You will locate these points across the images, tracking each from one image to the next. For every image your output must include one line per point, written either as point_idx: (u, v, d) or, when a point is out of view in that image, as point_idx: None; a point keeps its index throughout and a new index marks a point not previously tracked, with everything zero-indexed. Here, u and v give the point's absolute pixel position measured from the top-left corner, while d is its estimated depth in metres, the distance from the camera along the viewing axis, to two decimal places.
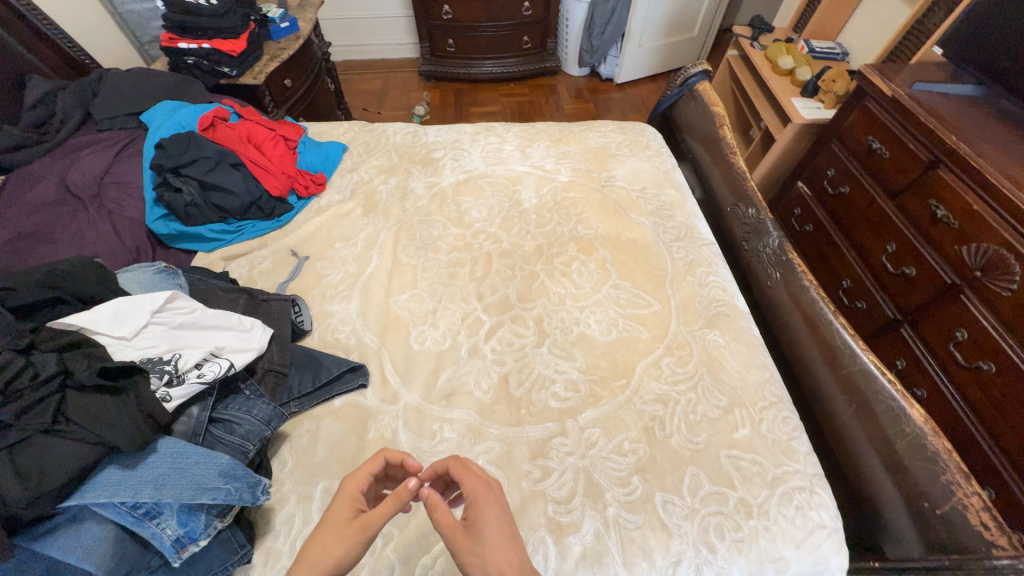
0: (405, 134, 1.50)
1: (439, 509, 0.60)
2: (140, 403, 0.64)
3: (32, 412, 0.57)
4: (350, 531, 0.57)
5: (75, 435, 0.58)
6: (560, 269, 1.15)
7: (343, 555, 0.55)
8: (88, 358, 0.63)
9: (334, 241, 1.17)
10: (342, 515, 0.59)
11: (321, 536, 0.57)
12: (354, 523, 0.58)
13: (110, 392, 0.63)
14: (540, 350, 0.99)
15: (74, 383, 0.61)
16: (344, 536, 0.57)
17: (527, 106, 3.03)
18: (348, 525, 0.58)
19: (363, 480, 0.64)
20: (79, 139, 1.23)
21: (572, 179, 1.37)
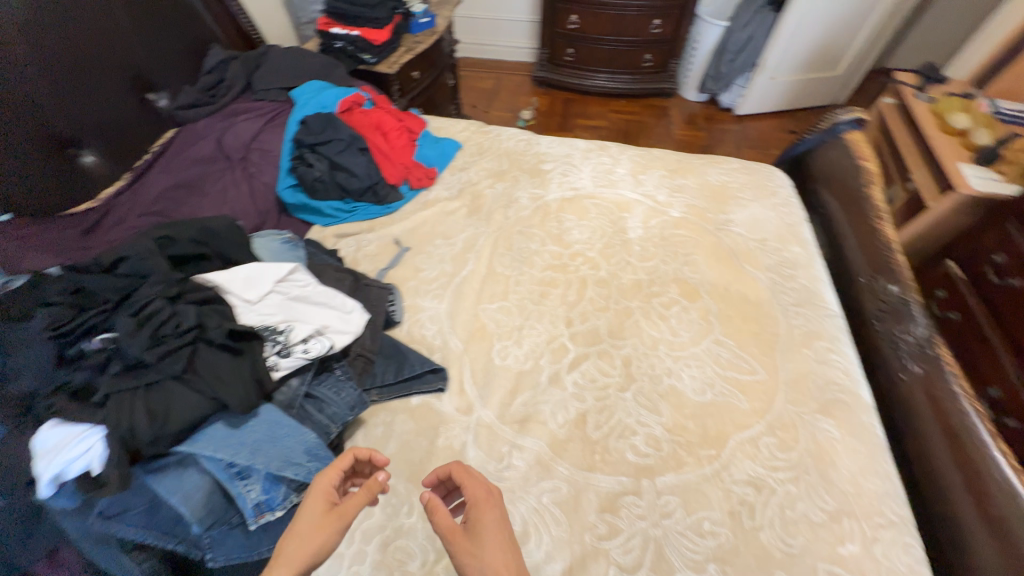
0: (518, 141, 1.50)
1: (440, 510, 0.61)
2: (253, 368, 0.67)
3: (170, 357, 0.63)
4: (327, 522, 0.58)
5: (197, 387, 0.63)
6: (658, 311, 1.07)
7: (322, 545, 0.56)
8: (220, 316, 0.69)
9: (435, 238, 1.19)
10: (318, 509, 0.60)
11: (300, 532, 0.57)
12: (329, 515, 0.59)
13: (232, 352, 0.67)
14: (625, 396, 0.93)
15: (205, 338, 0.66)
16: (320, 528, 0.58)
17: (635, 126, 2.93)
18: (324, 518, 0.59)
19: (335, 476, 0.64)
20: (238, 104, 1.36)
21: (684, 216, 1.28)
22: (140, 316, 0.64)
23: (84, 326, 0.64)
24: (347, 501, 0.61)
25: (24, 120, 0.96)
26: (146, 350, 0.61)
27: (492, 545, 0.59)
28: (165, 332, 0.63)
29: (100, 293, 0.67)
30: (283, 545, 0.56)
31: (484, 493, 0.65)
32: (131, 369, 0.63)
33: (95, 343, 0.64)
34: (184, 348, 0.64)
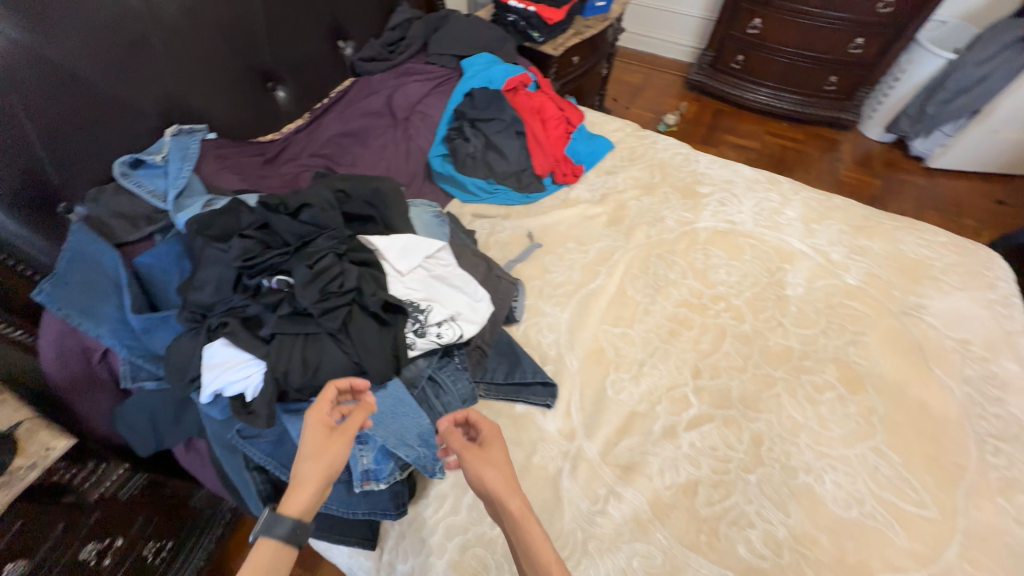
0: (675, 154, 1.37)
1: (454, 436, 0.63)
2: (395, 343, 0.69)
3: (329, 314, 0.66)
4: (333, 442, 0.55)
5: (346, 348, 0.66)
6: (807, 391, 0.91)
7: (336, 459, 0.54)
8: (375, 283, 0.71)
9: (568, 241, 1.13)
10: (320, 435, 0.55)
11: (305, 457, 0.54)
12: (333, 437, 0.56)
13: (380, 323, 0.69)
14: (748, 478, 0.80)
15: (360, 303, 0.69)
16: (324, 449, 0.54)
17: (791, 154, 2.54)
18: (328, 442, 0.55)
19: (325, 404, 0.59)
20: (412, 65, 1.40)
21: (861, 284, 1.07)
22: (314, 267, 0.68)
23: (269, 266, 0.71)
24: (348, 423, 0.57)
25: (241, 54, 1.07)
26: (314, 303, 0.65)
27: (496, 461, 0.60)
28: (332, 290, 0.67)
29: (287, 238, 0.73)
30: (296, 470, 0.53)
31: (490, 426, 0.64)
32: (297, 315, 0.67)
33: (273, 283, 0.70)
34: (342, 309, 0.67)
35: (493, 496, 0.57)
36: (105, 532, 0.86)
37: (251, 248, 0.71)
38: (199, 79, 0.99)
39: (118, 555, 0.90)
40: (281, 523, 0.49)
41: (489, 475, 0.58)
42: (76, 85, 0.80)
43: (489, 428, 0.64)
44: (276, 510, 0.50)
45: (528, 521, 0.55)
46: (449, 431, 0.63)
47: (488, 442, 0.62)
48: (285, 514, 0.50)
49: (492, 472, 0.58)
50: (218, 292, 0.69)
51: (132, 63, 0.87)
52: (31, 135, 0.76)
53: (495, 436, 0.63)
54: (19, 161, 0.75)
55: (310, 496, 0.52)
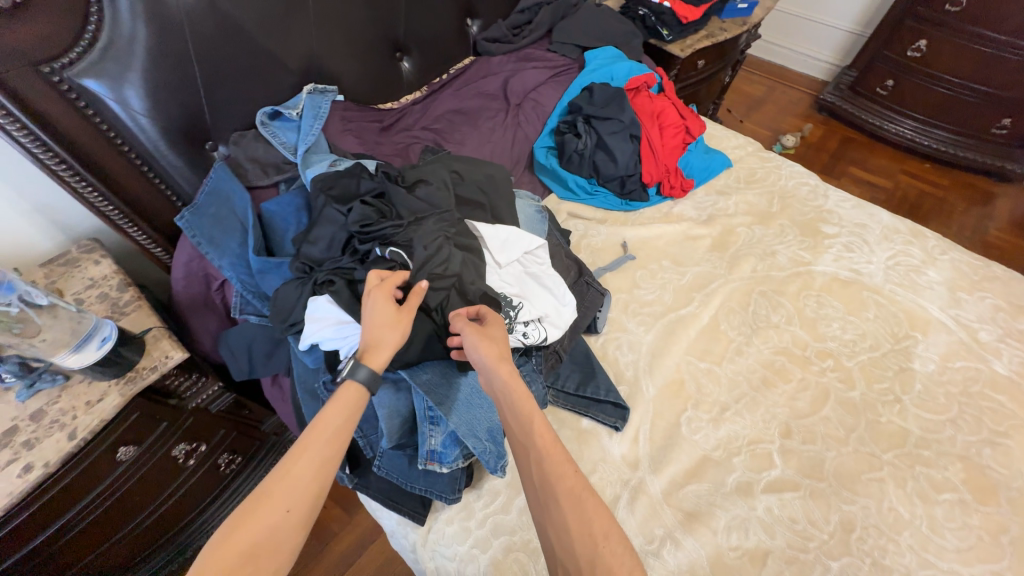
0: (800, 183, 1.23)
1: (460, 317, 0.65)
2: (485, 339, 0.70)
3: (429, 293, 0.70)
4: (403, 317, 0.62)
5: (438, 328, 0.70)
6: (919, 486, 0.78)
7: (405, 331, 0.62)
8: (476, 274, 0.73)
9: (665, 258, 1.06)
10: (391, 309, 0.61)
11: (377, 322, 0.60)
12: (401, 314, 0.62)
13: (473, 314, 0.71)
14: (829, 566, 0.71)
15: (458, 288, 0.71)
16: (396, 322, 0.61)
17: (930, 201, 2.19)
18: (398, 316, 0.62)
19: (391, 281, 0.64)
20: (533, 50, 1.37)
21: (1012, 376, 0.90)
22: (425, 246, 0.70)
23: (382, 236, 0.73)
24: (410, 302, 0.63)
25: (379, 24, 1.11)
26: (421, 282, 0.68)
27: (496, 338, 0.63)
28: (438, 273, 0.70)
29: (402, 213, 0.75)
30: (372, 336, 0.59)
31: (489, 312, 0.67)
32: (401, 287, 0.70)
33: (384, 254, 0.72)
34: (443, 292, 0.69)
35: (487, 362, 0.60)
36: (193, 437, 0.96)
37: (369, 215, 0.74)
38: (339, 42, 1.04)
39: (200, 459, 1.00)
40: (361, 369, 0.56)
41: (487, 346, 0.61)
42: (239, 36, 0.86)
43: (486, 312, 0.67)
44: (357, 359, 0.57)
45: (514, 381, 0.59)
46: (456, 317, 0.66)
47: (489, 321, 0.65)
48: (367, 367, 0.57)
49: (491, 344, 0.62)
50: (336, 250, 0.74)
51: (287, 21, 0.92)
52: (195, 77, 0.84)
53: (490, 318, 0.66)
54: (182, 99, 0.83)
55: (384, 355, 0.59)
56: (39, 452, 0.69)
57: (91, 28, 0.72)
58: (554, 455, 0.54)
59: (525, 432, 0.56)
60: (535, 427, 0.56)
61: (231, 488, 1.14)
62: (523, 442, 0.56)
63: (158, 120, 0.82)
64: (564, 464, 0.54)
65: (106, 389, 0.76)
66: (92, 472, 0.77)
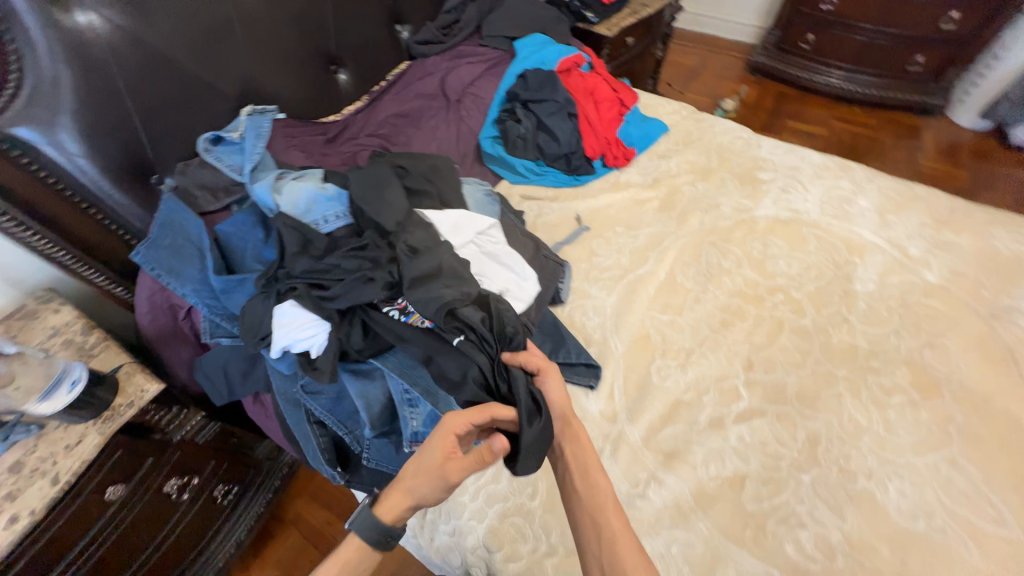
0: (734, 138, 1.30)
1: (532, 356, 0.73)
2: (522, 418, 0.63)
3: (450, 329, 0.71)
4: (438, 476, 0.56)
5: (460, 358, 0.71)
6: (872, 393, 0.85)
7: (434, 490, 0.57)
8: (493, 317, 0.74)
9: (618, 224, 1.11)
10: (441, 456, 0.57)
11: (421, 474, 0.57)
12: (442, 469, 0.56)
13: (530, 408, 0.65)
14: (801, 478, 0.76)
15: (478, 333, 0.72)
16: (430, 475, 0.57)
17: (864, 142, 2.32)
18: (436, 470, 0.56)
19: (462, 425, 0.59)
20: (465, 47, 1.41)
21: (942, 282, 0.98)
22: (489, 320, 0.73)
23: (432, 298, 0.70)
24: (461, 460, 0.58)
25: (310, 40, 1.13)
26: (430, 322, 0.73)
27: (564, 382, 0.70)
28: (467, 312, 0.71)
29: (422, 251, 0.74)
30: (410, 482, 0.57)
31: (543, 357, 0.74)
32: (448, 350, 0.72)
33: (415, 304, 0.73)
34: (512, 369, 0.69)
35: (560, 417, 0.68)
36: (183, 470, 0.96)
37: (426, 275, 0.72)
38: (272, 62, 1.06)
39: (194, 492, 1.00)
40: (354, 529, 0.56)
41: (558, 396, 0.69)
42: (169, 69, 0.87)
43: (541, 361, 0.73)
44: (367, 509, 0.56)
45: (587, 450, 0.65)
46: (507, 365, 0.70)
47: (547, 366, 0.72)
48: (373, 519, 0.56)
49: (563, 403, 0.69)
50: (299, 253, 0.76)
51: (216, 47, 0.94)
52: (130, 113, 0.84)
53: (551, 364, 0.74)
54: (120, 136, 0.84)
55: (401, 509, 0.57)
56: (24, 501, 0.69)
57: (14, 76, 0.72)
58: (620, 532, 0.57)
59: (598, 514, 0.58)
60: (612, 522, 0.58)
61: (231, 520, 1.13)
62: (598, 520, 0.58)
63: (98, 160, 0.82)
64: (635, 553, 0.56)
65: (85, 430, 0.76)
66: (80, 516, 0.77)
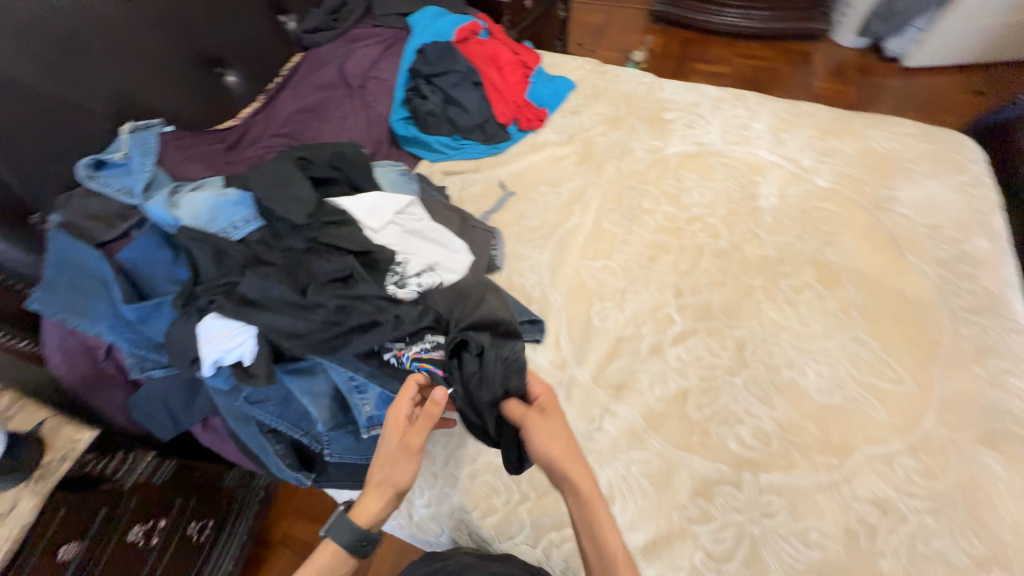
0: (638, 84, 1.35)
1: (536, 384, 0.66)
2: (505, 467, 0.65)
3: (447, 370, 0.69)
4: (397, 460, 0.61)
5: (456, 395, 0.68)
6: (785, 295, 0.94)
7: (398, 474, 0.61)
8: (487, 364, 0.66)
9: (541, 184, 1.14)
10: (394, 441, 0.62)
11: (382, 462, 0.62)
12: (397, 451, 0.62)
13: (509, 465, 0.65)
14: (734, 381, 0.84)
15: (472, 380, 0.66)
16: (395, 463, 0.61)
17: (764, 74, 2.47)
18: (394, 452, 0.62)
19: (405, 408, 0.63)
20: (359, 29, 1.36)
21: (833, 186, 1.08)
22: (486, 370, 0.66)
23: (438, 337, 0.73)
24: (411, 436, 0.61)
25: (187, 44, 1.06)
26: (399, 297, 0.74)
27: (554, 434, 0.60)
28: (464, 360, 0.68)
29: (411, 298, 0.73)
30: (381, 473, 0.63)
31: (547, 388, 0.66)
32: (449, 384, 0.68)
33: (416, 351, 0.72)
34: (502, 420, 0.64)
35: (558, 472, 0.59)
36: (144, 515, 0.91)
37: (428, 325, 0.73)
38: (144, 71, 0.98)
39: (163, 536, 0.96)
40: (335, 526, 0.62)
41: (551, 449, 0.59)
42: (19, 94, 0.80)
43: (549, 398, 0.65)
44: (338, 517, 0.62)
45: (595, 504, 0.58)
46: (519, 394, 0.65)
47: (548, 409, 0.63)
48: (348, 523, 0.62)
49: (561, 449, 0.59)
50: (215, 265, 0.74)
51: (75, 62, 0.86)
52: None
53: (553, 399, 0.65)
54: None
55: (376, 502, 0.62)
56: None
57: None
58: None
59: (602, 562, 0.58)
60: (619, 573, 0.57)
61: (212, 556, 1.10)
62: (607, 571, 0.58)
63: None
64: None
65: (16, 496, 0.70)
66: None
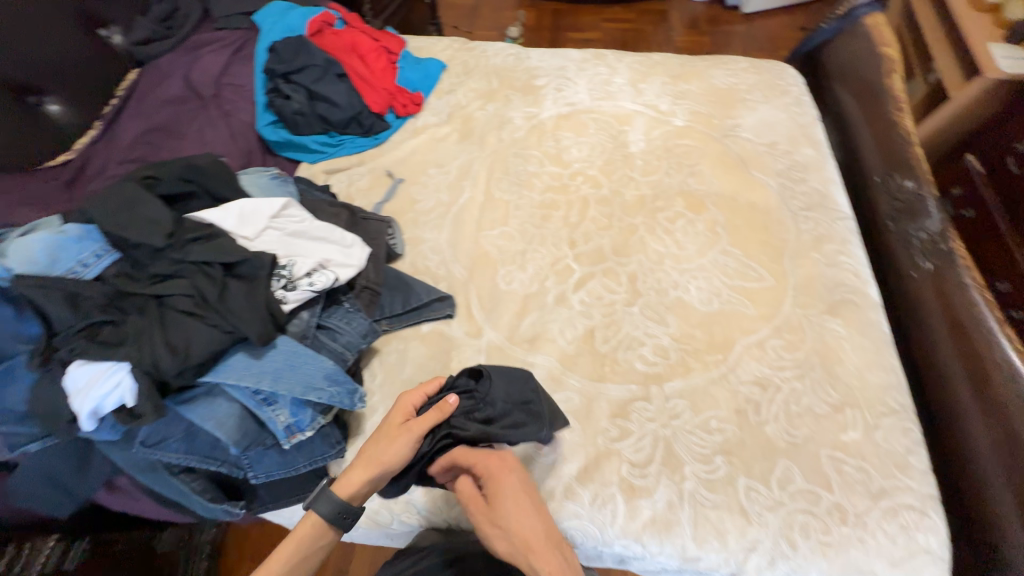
0: (506, 56, 1.38)
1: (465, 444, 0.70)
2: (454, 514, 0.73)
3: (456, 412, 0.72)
4: (394, 440, 0.66)
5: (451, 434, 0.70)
6: (662, 226, 1.04)
7: (393, 447, 0.65)
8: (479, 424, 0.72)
9: (428, 166, 1.14)
10: (399, 420, 0.69)
11: (379, 438, 0.66)
12: (398, 432, 0.67)
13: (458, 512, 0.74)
14: (631, 310, 0.93)
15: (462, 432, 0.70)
16: (394, 436, 0.66)
17: (631, 34, 2.63)
18: (394, 434, 0.67)
19: (417, 398, 0.71)
20: (200, 35, 1.26)
21: (688, 124, 1.21)
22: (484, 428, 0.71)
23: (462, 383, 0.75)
24: (419, 419, 0.68)
25: None
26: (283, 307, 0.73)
27: (526, 517, 0.62)
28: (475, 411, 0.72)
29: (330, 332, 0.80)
30: (371, 451, 0.66)
31: (497, 458, 0.68)
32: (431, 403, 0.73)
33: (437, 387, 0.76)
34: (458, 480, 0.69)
35: (520, 553, 0.59)
36: None
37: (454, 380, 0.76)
38: None
39: None
40: (319, 502, 0.64)
41: (517, 523, 0.61)
42: None
43: (498, 466, 0.67)
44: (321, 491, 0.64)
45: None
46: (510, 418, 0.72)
47: (494, 489, 0.65)
48: (331, 498, 0.64)
49: (522, 530, 0.61)
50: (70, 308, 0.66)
51: None
52: None
53: (512, 468, 0.67)
54: None
55: (358, 479, 0.65)
56: None
57: None
58: None
59: None
60: None
61: None
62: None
63: None
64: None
65: None
66: None
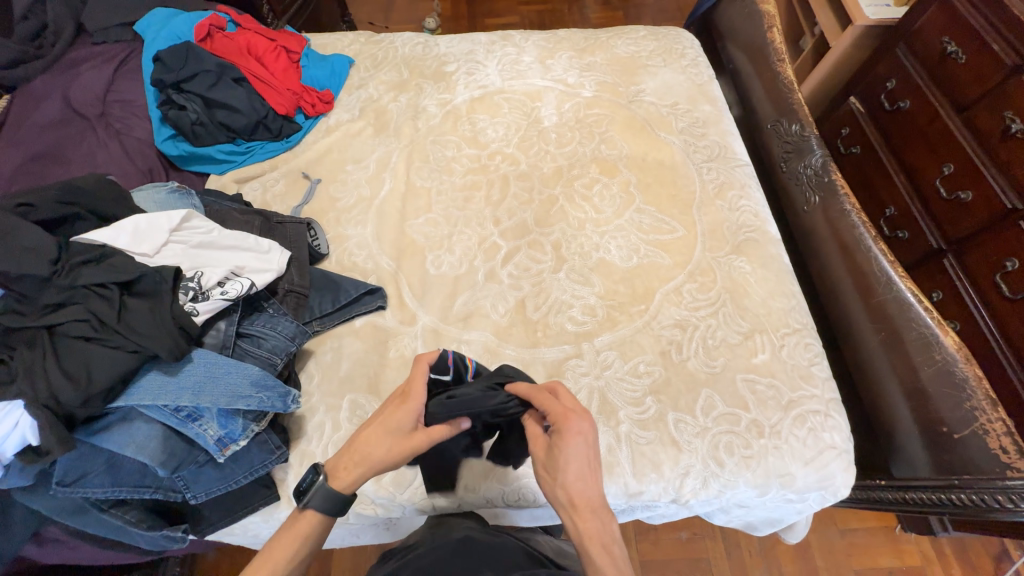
0: (414, 45, 1.37)
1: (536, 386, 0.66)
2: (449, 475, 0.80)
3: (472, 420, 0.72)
4: (394, 441, 0.64)
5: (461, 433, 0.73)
6: (580, 193, 1.08)
7: (386, 450, 0.63)
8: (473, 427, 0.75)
9: (345, 163, 1.13)
10: (405, 425, 0.64)
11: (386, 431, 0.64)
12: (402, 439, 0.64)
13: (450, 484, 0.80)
14: (558, 276, 0.97)
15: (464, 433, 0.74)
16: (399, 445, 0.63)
17: (547, 16, 2.67)
18: (398, 439, 0.64)
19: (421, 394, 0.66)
20: (76, 53, 1.18)
21: (596, 94, 1.26)
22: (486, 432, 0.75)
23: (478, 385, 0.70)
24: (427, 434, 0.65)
25: None
26: (195, 319, 0.71)
27: (586, 475, 0.60)
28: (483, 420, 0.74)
29: (250, 343, 0.78)
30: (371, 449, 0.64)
31: (565, 410, 0.62)
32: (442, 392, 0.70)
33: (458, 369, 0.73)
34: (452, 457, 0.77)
35: (564, 504, 0.60)
36: None
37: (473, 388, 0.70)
38: None
39: None
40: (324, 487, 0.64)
41: (572, 478, 0.60)
42: None
43: (566, 425, 0.61)
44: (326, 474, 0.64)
45: (593, 544, 0.58)
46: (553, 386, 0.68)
47: (556, 442, 0.61)
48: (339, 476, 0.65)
49: (571, 489, 0.60)
50: None
51: None
52: None
53: (584, 425, 0.61)
54: None
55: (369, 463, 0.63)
56: None
57: None
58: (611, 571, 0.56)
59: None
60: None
61: None
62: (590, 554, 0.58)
63: None
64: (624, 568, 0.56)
65: None
66: None
